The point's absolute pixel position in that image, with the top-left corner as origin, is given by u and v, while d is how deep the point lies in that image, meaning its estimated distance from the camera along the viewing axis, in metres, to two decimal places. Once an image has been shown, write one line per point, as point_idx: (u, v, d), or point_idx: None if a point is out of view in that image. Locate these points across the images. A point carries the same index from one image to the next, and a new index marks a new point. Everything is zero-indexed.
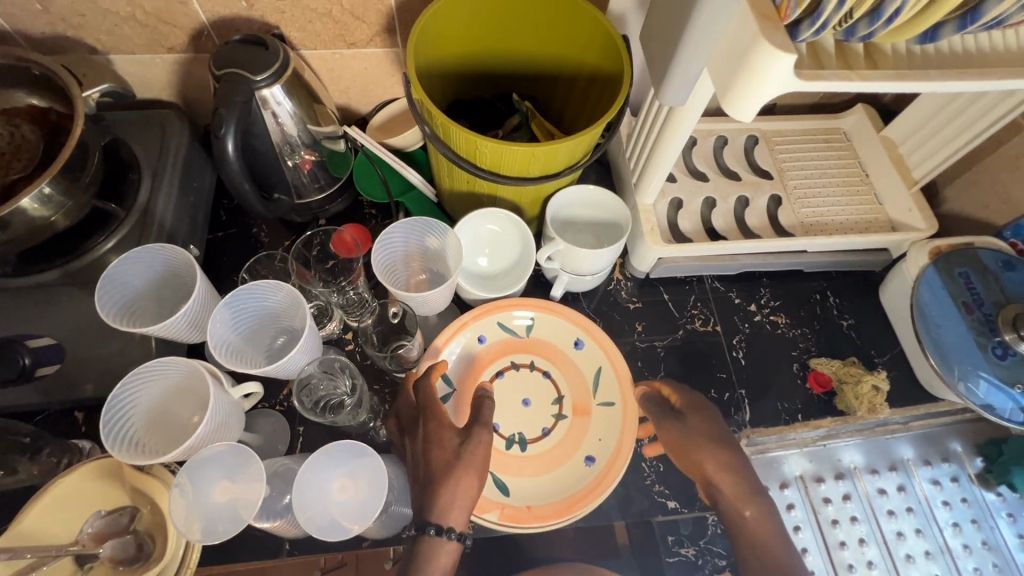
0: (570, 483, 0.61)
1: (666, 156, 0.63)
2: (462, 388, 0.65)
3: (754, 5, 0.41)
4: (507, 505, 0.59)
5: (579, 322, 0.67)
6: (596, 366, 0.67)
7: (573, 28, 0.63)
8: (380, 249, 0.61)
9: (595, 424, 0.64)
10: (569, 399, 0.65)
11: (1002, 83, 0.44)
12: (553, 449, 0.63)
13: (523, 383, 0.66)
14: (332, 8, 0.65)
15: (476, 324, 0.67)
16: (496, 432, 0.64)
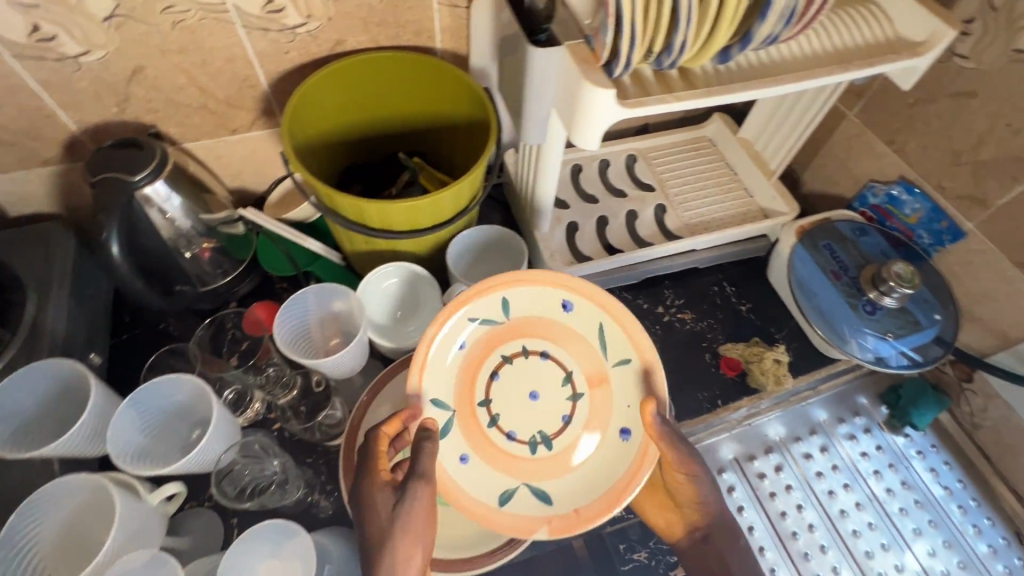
0: (615, 466, 0.57)
1: (546, 190, 0.68)
2: (463, 408, 0.60)
3: (574, 52, 0.47)
4: (554, 517, 0.56)
5: (564, 285, 0.60)
6: (597, 324, 0.61)
7: (439, 85, 0.68)
8: (282, 320, 0.62)
9: (617, 390, 0.60)
10: (580, 372, 0.61)
11: (792, 87, 0.52)
12: (581, 438, 0.59)
13: (526, 374, 0.61)
14: (207, 101, 0.67)
15: (450, 333, 0.60)
16: (514, 440, 0.60)
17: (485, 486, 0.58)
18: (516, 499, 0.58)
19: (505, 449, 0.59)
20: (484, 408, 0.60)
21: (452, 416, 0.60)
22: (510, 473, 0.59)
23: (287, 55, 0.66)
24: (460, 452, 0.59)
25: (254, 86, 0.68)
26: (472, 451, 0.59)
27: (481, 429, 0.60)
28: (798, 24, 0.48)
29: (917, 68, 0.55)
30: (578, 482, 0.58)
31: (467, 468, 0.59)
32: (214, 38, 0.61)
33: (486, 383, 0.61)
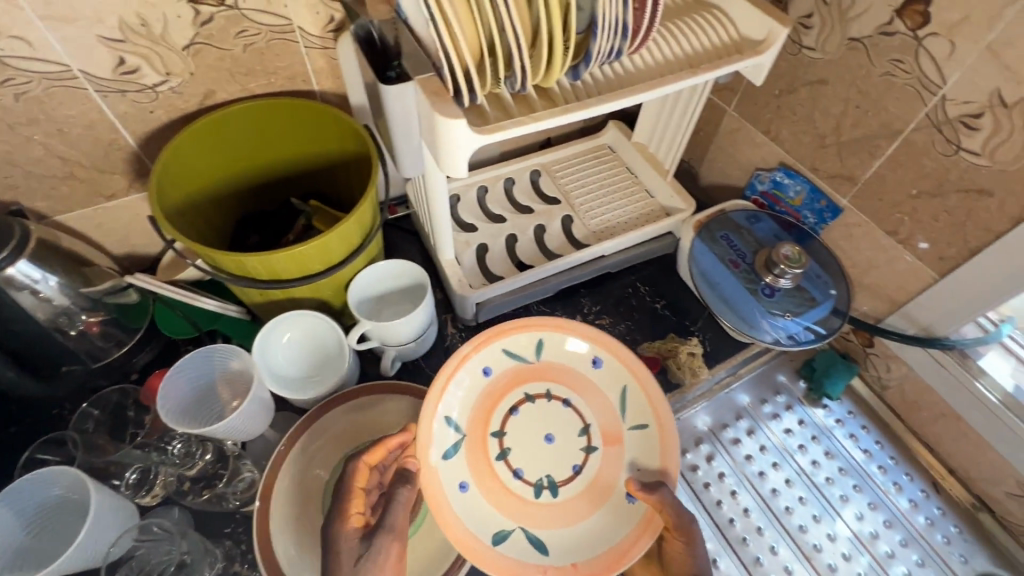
0: (614, 526, 0.58)
1: (442, 218, 0.68)
2: (475, 433, 0.62)
3: (425, 86, 0.48)
4: (550, 566, 0.56)
5: (596, 337, 0.64)
6: (621, 385, 0.63)
7: (319, 125, 0.67)
8: (169, 395, 0.60)
9: (632, 451, 0.61)
10: (598, 427, 0.62)
11: (646, 95, 0.54)
12: (587, 489, 0.60)
13: (546, 417, 0.63)
14: (73, 169, 0.64)
15: (479, 356, 0.63)
16: (520, 480, 0.60)
17: (482, 522, 0.58)
18: (510, 542, 0.58)
19: (510, 489, 0.60)
20: (496, 439, 0.62)
21: (462, 439, 0.61)
22: (510, 515, 0.59)
23: (153, 114, 0.64)
24: (461, 479, 0.59)
25: (122, 149, 0.65)
26: (473, 481, 0.60)
27: (489, 460, 0.61)
28: (635, 36, 0.50)
29: (763, 65, 0.58)
30: (580, 535, 0.58)
31: (465, 496, 0.59)
32: (66, 105, 0.59)
33: (502, 417, 0.63)
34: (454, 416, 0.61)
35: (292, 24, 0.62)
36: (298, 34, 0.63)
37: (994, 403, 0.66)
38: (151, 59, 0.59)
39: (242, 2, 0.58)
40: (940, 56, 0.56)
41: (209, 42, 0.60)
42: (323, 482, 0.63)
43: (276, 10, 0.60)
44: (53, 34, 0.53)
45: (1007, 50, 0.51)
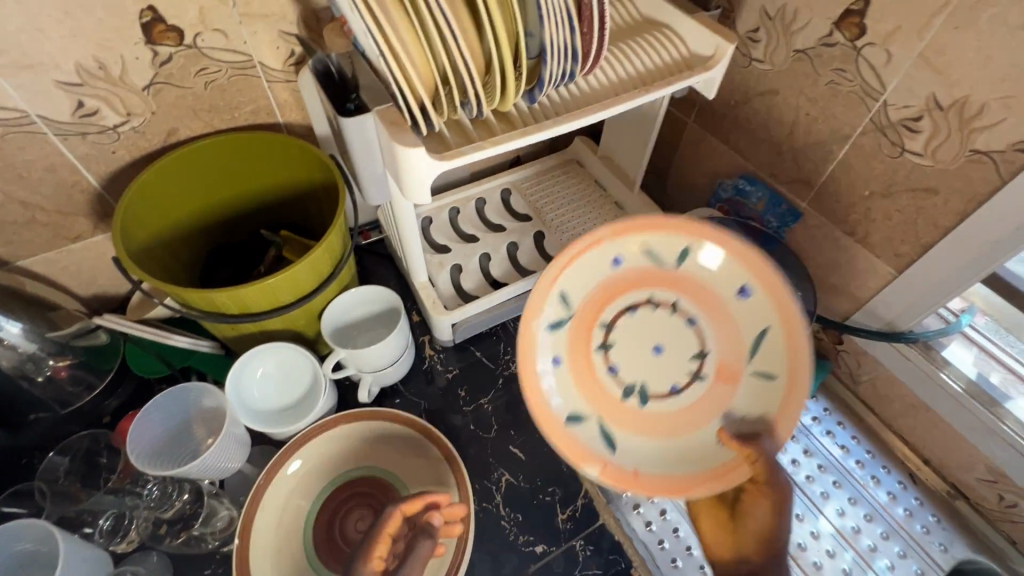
0: (692, 455, 0.56)
1: (411, 240, 0.68)
2: (585, 318, 0.60)
3: (384, 116, 0.49)
4: (612, 464, 0.56)
5: (756, 267, 0.54)
6: (761, 326, 0.55)
7: (286, 157, 0.68)
8: (137, 441, 0.59)
9: (744, 396, 0.56)
10: (715, 359, 0.57)
11: (603, 114, 0.56)
12: (683, 411, 0.57)
13: (663, 327, 0.59)
14: (34, 214, 0.64)
15: (615, 244, 0.58)
16: (613, 377, 0.59)
17: (567, 399, 0.58)
18: (585, 427, 0.58)
19: (601, 384, 0.59)
20: (602, 332, 0.60)
21: (570, 320, 0.59)
22: (595, 404, 0.59)
23: (116, 155, 0.64)
24: (558, 355, 0.59)
25: (85, 190, 0.65)
26: (570, 360, 0.59)
27: (589, 349, 0.60)
28: (585, 59, 0.52)
29: (714, 80, 0.60)
30: (661, 451, 0.57)
31: (556, 371, 0.59)
32: (25, 150, 0.58)
33: (616, 311, 0.60)
34: (571, 295, 0.59)
35: (252, 60, 0.63)
36: (259, 69, 0.64)
37: (959, 393, 0.68)
38: (111, 100, 0.59)
39: (200, 41, 0.59)
40: (879, 64, 0.58)
41: (170, 81, 0.60)
42: (304, 512, 0.63)
43: (236, 47, 0.61)
44: (7, 81, 0.53)
45: (939, 57, 0.53)
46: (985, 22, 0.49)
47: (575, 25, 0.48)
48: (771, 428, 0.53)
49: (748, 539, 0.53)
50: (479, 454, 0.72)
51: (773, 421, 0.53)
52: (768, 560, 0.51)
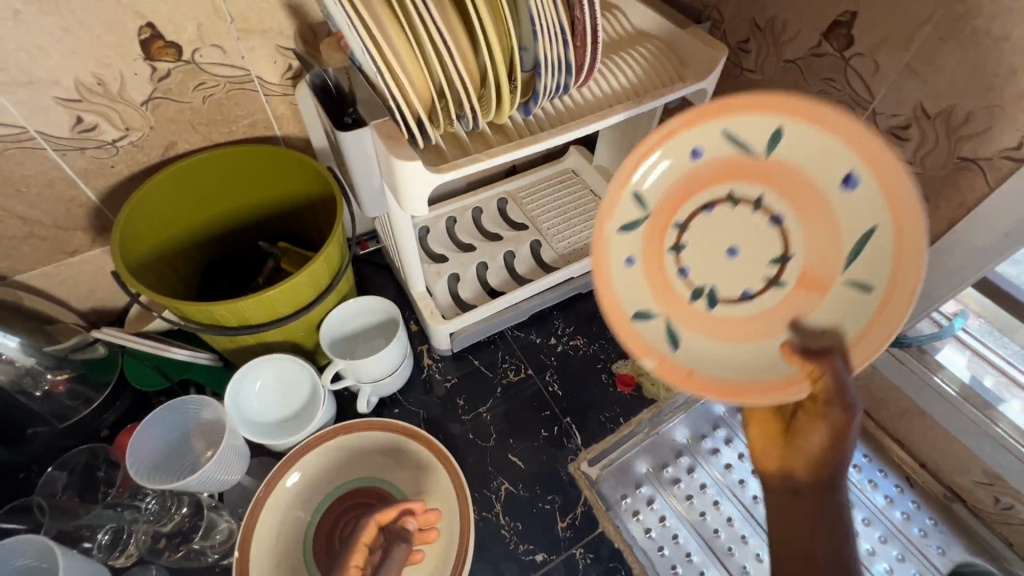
0: (761, 363, 0.53)
1: (409, 250, 0.69)
2: (658, 216, 0.54)
3: (381, 130, 0.50)
4: (670, 360, 0.54)
5: (875, 156, 0.46)
6: (869, 226, 0.48)
7: (285, 170, 0.69)
8: (135, 457, 0.59)
9: (829, 305, 0.52)
10: (800, 264, 0.53)
11: (597, 126, 0.57)
12: (760, 317, 0.54)
13: (746, 228, 0.54)
14: (32, 229, 0.64)
15: (695, 132, 0.50)
16: (682, 279, 0.56)
17: (634, 295, 0.55)
18: (651, 324, 0.55)
19: (671, 285, 0.56)
20: (676, 232, 0.55)
21: (644, 219, 0.54)
22: (664, 304, 0.56)
23: (114, 169, 0.64)
24: (630, 254, 0.55)
25: (84, 205, 0.65)
26: (641, 258, 0.55)
27: (662, 249, 0.55)
28: (580, 73, 0.52)
29: (706, 90, 0.61)
30: (730, 357, 0.54)
31: (627, 271, 0.55)
32: (24, 166, 0.59)
33: (692, 210, 0.54)
34: (646, 193, 0.53)
35: (250, 74, 0.63)
36: (257, 83, 0.65)
37: (953, 396, 0.69)
38: (110, 115, 0.59)
39: (199, 57, 0.59)
40: (867, 74, 0.59)
41: (168, 96, 0.61)
42: (303, 523, 0.63)
43: (234, 62, 0.61)
44: (7, 98, 0.54)
45: (925, 67, 0.54)
46: (969, 33, 0.50)
47: (569, 39, 0.49)
48: (851, 346, 0.49)
49: (798, 458, 0.50)
50: (478, 463, 0.72)
51: (855, 340, 0.49)
52: (820, 476, 0.48)
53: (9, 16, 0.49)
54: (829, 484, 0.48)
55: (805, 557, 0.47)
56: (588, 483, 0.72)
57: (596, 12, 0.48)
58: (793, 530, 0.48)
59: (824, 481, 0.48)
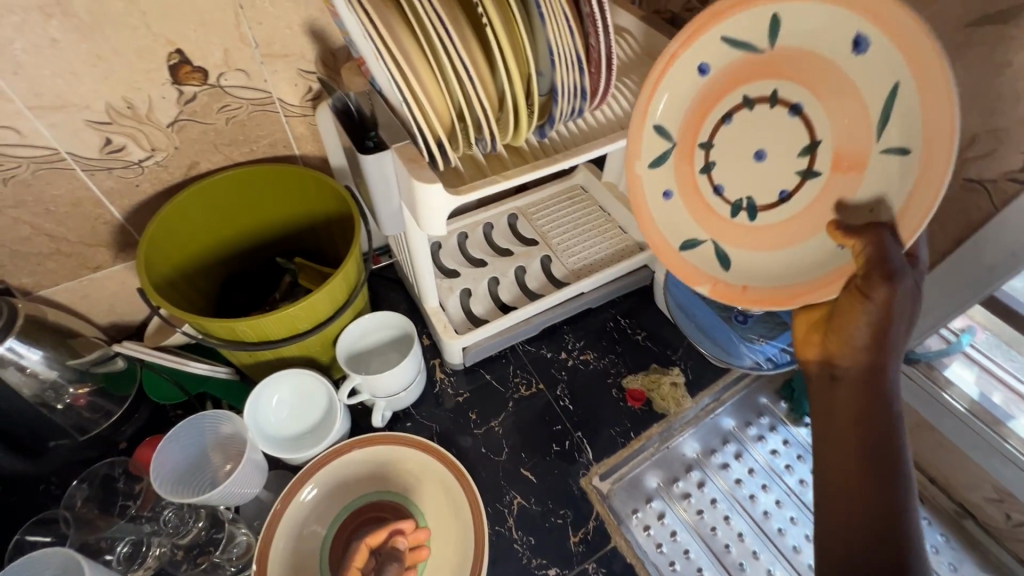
0: (812, 264, 0.51)
1: (423, 268, 0.71)
2: (683, 141, 0.55)
3: (402, 154, 0.51)
4: (720, 282, 0.55)
5: (873, 8, 0.43)
6: (893, 83, 0.44)
7: (305, 188, 0.70)
8: (157, 471, 0.59)
9: (873, 181, 0.47)
10: (831, 148, 0.49)
11: (610, 147, 0.59)
12: (801, 215, 0.52)
13: (772, 129, 0.52)
14: (59, 246, 0.65)
15: (694, 50, 0.50)
16: (719, 196, 0.55)
17: (678, 226, 0.57)
18: (699, 252, 0.57)
19: (710, 207, 0.56)
20: (704, 151, 0.55)
21: (671, 149, 0.55)
22: (707, 228, 0.56)
23: (139, 188, 0.66)
24: (666, 188, 0.56)
25: (109, 222, 0.67)
26: (677, 188, 0.56)
27: (693, 171, 0.56)
28: (594, 96, 0.54)
29: None
30: (780, 264, 0.53)
31: (667, 206, 0.56)
32: (54, 186, 0.61)
33: (712, 127, 0.54)
34: (665, 125, 0.54)
35: (271, 96, 0.65)
36: (278, 105, 0.67)
37: (962, 412, 0.70)
38: (137, 137, 0.61)
39: (224, 80, 0.61)
40: None
41: (194, 118, 0.63)
42: (320, 537, 0.63)
43: (257, 85, 0.63)
44: (41, 121, 0.56)
45: None
46: (973, 59, 0.51)
47: (584, 66, 0.50)
48: (899, 219, 0.45)
49: (837, 348, 0.50)
50: (491, 477, 0.73)
51: (901, 208, 0.45)
52: (863, 360, 0.49)
53: (46, 44, 0.51)
54: (872, 365, 0.49)
55: (852, 434, 0.49)
56: (600, 498, 0.72)
57: (610, 39, 0.49)
58: (836, 412, 0.50)
59: (870, 362, 0.49)
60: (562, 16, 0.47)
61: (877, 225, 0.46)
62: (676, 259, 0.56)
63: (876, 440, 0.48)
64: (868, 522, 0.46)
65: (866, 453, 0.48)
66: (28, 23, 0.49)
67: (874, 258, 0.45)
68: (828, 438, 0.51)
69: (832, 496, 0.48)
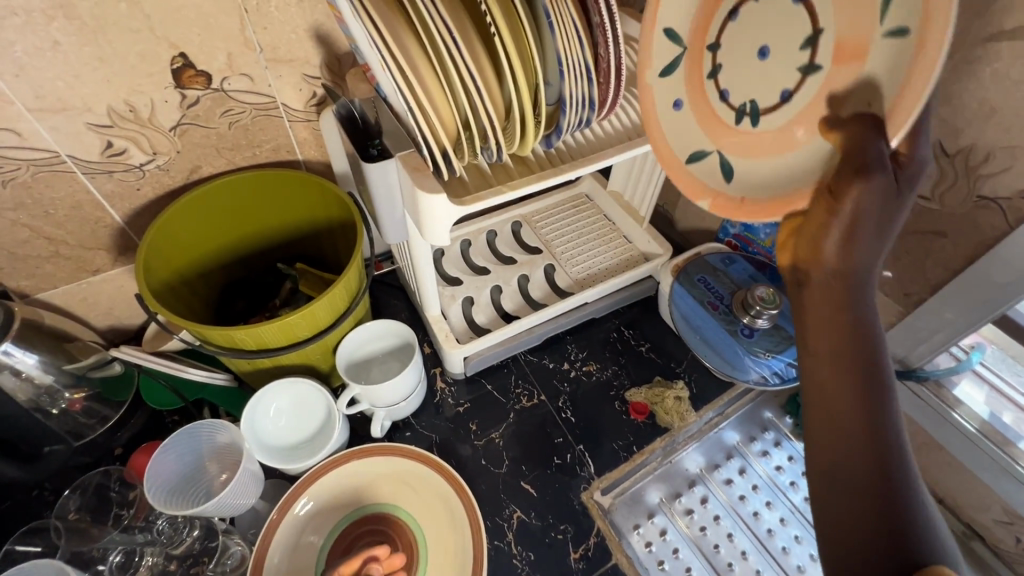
0: (807, 169, 0.46)
1: (426, 277, 0.70)
2: (694, 45, 0.52)
3: (407, 162, 0.51)
4: (721, 194, 0.52)
5: None
6: None
7: (307, 194, 0.69)
8: (154, 482, 0.59)
9: (874, 70, 0.41)
10: (832, 38, 0.44)
11: (617, 158, 0.58)
12: (801, 116, 0.47)
13: (778, 23, 0.48)
14: (57, 249, 0.65)
15: None
16: (723, 103, 0.52)
17: (688, 138, 0.54)
18: (704, 163, 0.53)
19: (715, 114, 0.53)
20: (711, 54, 0.52)
21: (682, 54, 0.52)
22: (712, 137, 0.53)
23: (140, 191, 0.65)
24: (677, 96, 0.54)
25: (109, 226, 0.66)
26: (688, 99, 0.54)
27: (702, 80, 0.53)
28: (603, 106, 0.53)
29: None
30: (781, 169, 0.49)
31: (676, 116, 0.54)
32: (54, 189, 0.60)
33: (719, 27, 0.51)
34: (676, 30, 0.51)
35: (275, 101, 0.65)
36: (282, 110, 0.66)
37: (970, 431, 0.68)
38: (138, 140, 0.61)
39: (227, 85, 0.61)
40: None
41: (196, 122, 0.62)
42: (316, 548, 0.62)
43: (260, 89, 0.63)
44: (42, 123, 0.55)
45: (944, 105, 0.54)
46: (989, 75, 0.50)
47: (593, 77, 0.49)
48: (887, 112, 0.40)
49: (806, 249, 0.44)
50: (491, 490, 0.72)
51: (894, 98, 0.40)
52: (840, 266, 0.43)
53: (48, 46, 0.50)
54: (848, 265, 0.43)
55: (831, 341, 0.44)
56: (602, 513, 0.71)
57: (621, 49, 0.47)
58: (810, 321, 0.45)
59: (844, 261, 0.43)
60: (572, 27, 0.46)
61: (863, 117, 0.42)
62: (679, 168, 0.54)
63: (854, 344, 0.43)
64: (851, 431, 0.41)
65: (842, 358, 0.43)
66: (30, 25, 0.49)
67: (848, 149, 0.41)
68: (804, 351, 0.45)
69: (813, 408, 0.44)
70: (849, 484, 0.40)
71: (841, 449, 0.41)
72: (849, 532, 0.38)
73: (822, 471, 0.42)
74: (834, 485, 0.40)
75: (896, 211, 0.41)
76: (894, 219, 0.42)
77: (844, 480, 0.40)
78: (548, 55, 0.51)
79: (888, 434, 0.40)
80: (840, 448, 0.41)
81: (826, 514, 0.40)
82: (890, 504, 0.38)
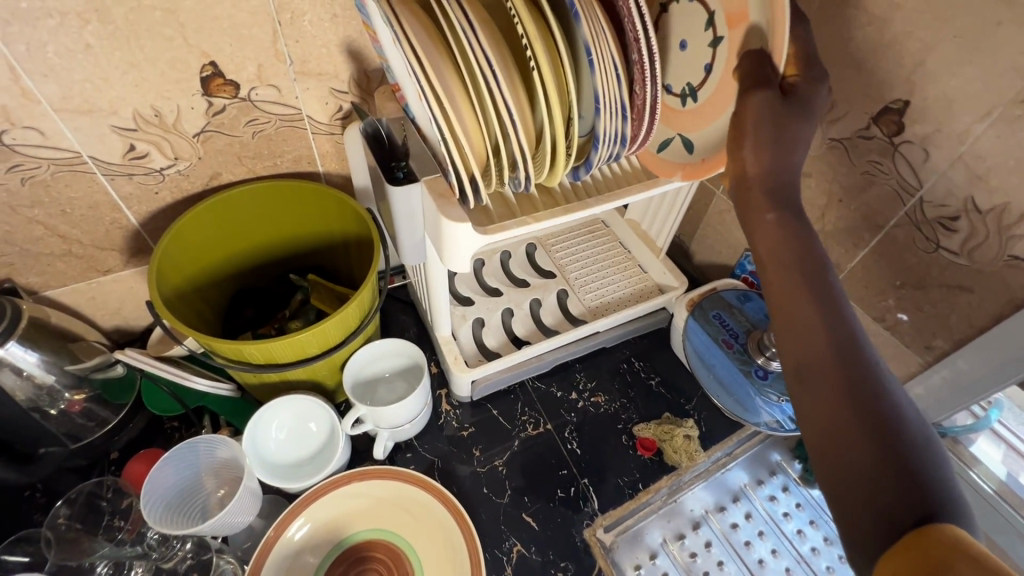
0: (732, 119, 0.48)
1: (440, 297, 0.68)
2: None
3: (433, 187, 0.50)
4: (688, 165, 0.54)
5: None
6: None
7: (325, 206, 0.68)
8: (151, 498, 0.57)
9: (758, 21, 0.45)
10: (722, 10, 0.48)
11: (643, 195, 0.57)
12: (722, 81, 0.49)
13: (687, 18, 0.52)
14: (70, 247, 0.64)
15: None
16: (669, 94, 0.56)
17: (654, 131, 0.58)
18: (671, 147, 0.56)
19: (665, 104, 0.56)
20: None
21: None
22: (671, 124, 0.56)
23: (159, 195, 0.65)
24: None
25: (124, 227, 0.65)
26: None
27: None
28: (634, 143, 0.52)
29: None
30: (719, 132, 0.50)
31: None
32: (73, 189, 0.59)
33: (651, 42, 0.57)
34: None
35: (301, 113, 0.64)
36: (307, 122, 0.66)
37: (989, 492, 0.67)
38: (161, 145, 0.60)
39: (255, 94, 0.60)
40: (916, 162, 0.58)
41: (220, 130, 0.62)
42: (312, 569, 0.60)
43: (287, 101, 0.62)
44: (67, 123, 0.54)
45: (978, 162, 0.53)
46: None
47: (629, 115, 0.48)
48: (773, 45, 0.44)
49: (731, 163, 0.44)
50: (491, 520, 0.70)
51: (771, 34, 0.44)
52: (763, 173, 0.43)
53: (80, 48, 0.50)
54: (769, 166, 0.43)
55: (773, 245, 0.42)
56: (603, 551, 0.69)
57: (658, 88, 0.46)
58: (751, 233, 0.43)
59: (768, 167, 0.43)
60: (611, 66, 0.45)
61: (754, 52, 0.45)
62: (653, 158, 0.57)
63: (792, 244, 0.41)
64: (812, 331, 0.38)
65: (786, 262, 0.41)
66: (64, 27, 0.48)
67: (744, 75, 0.44)
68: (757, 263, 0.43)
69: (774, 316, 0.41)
70: (821, 390, 0.37)
71: (803, 350, 0.39)
72: (833, 438, 0.36)
73: (794, 382, 0.39)
74: (807, 391, 0.38)
75: (794, 120, 0.43)
76: (797, 126, 0.43)
77: (815, 381, 0.37)
78: (585, 91, 0.51)
79: (842, 328, 0.38)
80: (805, 351, 0.38)
81: (812, 428, 0.37)
82: (863, 395, 0.36)
